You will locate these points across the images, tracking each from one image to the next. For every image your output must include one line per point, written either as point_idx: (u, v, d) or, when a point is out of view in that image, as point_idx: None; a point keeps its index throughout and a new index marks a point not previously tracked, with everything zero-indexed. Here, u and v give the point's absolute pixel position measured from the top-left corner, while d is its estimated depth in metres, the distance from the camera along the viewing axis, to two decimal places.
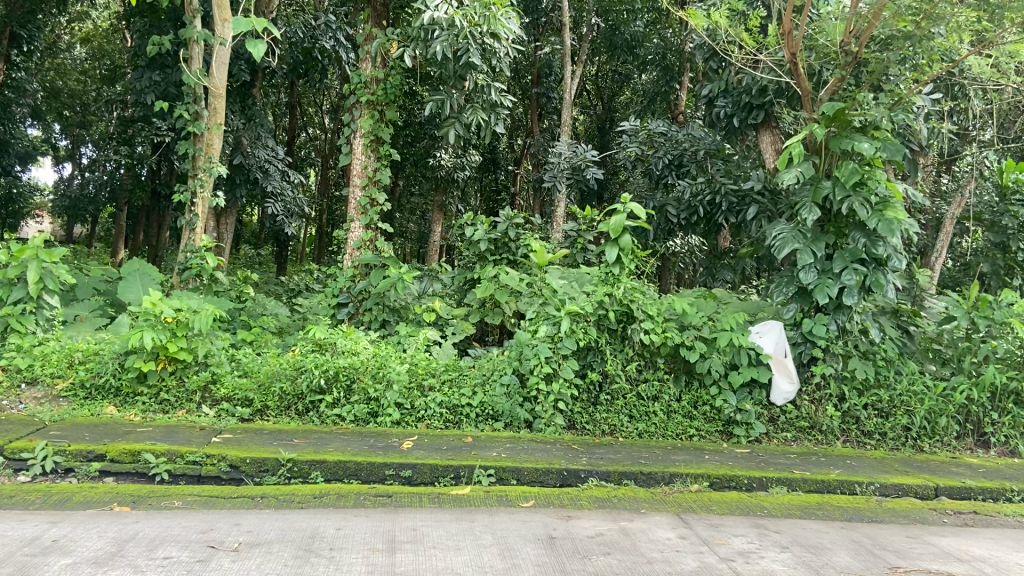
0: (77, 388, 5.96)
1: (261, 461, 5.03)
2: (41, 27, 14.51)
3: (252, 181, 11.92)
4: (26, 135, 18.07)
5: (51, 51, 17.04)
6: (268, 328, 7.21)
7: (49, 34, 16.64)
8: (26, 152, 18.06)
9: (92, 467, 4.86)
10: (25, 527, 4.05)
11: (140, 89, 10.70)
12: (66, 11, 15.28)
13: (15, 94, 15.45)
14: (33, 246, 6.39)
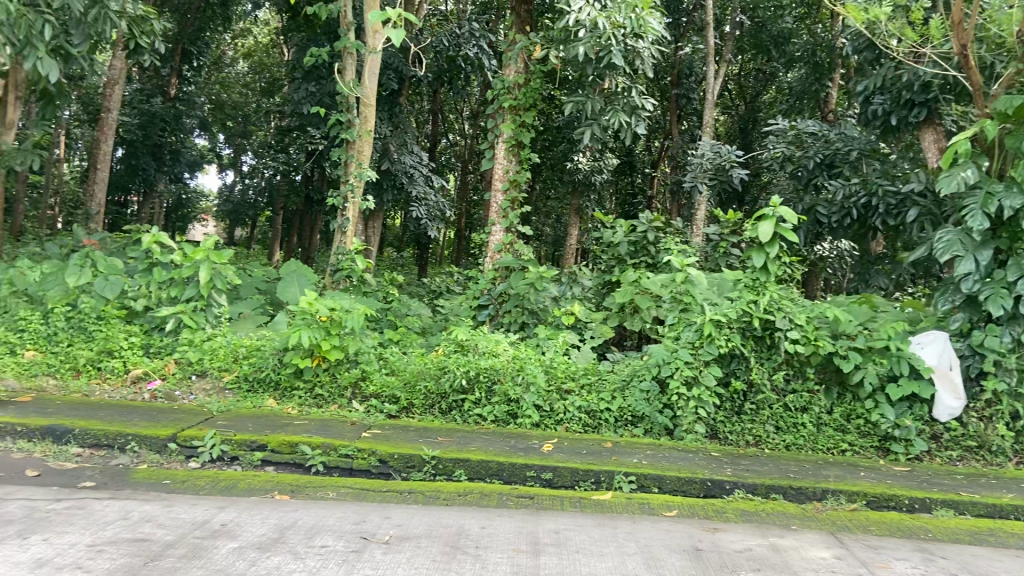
0: (241, 381, 6.40)
1: (408, 457, 5.19)
2: (209, 44, 15.67)
3: (398, 186, 12.38)
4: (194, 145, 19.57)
5: (217, 66, 18.47)
6: (412, 328, 7.45)
7: (217, 51, 18.06)
8: (194, 161, 19.54)
9: (255, 456, 5.18)
10: (197, 511, 4.36)
11: (297, 99, 11.36)
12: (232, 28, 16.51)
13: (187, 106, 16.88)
14: (205, 247, 6.86)
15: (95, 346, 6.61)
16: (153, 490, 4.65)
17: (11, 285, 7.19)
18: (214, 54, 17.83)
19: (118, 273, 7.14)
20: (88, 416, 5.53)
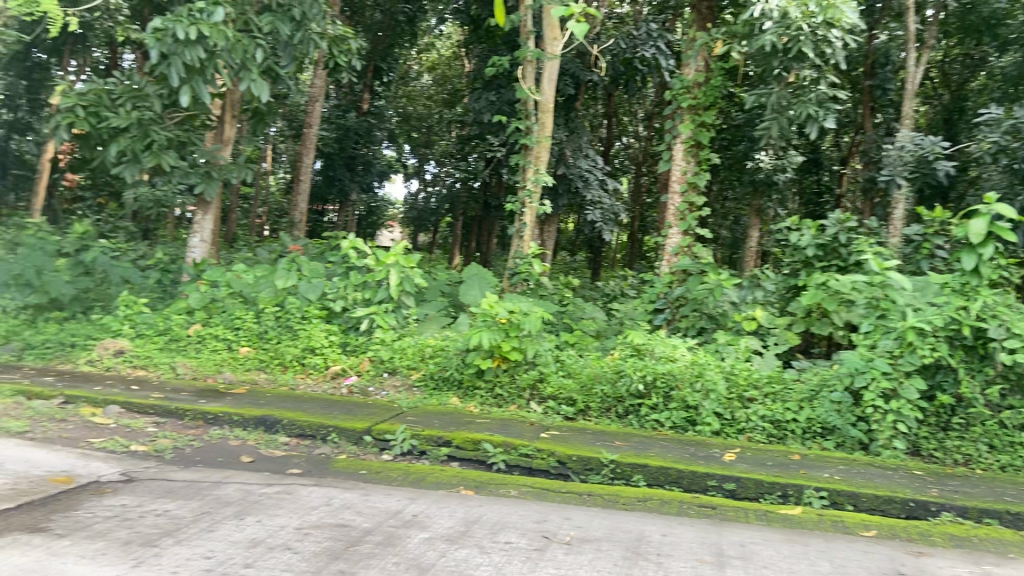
0: (428, 379, 6.74)
1: (587, 460, 5.22)
2: (397, 60, 16.64)
3: (573, 190, 12.56)
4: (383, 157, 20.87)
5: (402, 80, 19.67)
6: (588, 331, 7.48)
7: (403, 66, 19.21)
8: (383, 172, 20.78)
9: (441, 451, 5.43)
10: (391, 501, 4.61)
11: (478, 109, 11.79)
12: (417, 44, 17.46)
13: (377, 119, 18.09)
14: (395, 252, 7.48)
15: (299, 343, 7.20)
16: (352, 479, 4.99)
17: (228, 287, 7.82)
18: (400, 69, 18.96)
19: (319, 276, 7.74)
20: (295, 408, 6.03)
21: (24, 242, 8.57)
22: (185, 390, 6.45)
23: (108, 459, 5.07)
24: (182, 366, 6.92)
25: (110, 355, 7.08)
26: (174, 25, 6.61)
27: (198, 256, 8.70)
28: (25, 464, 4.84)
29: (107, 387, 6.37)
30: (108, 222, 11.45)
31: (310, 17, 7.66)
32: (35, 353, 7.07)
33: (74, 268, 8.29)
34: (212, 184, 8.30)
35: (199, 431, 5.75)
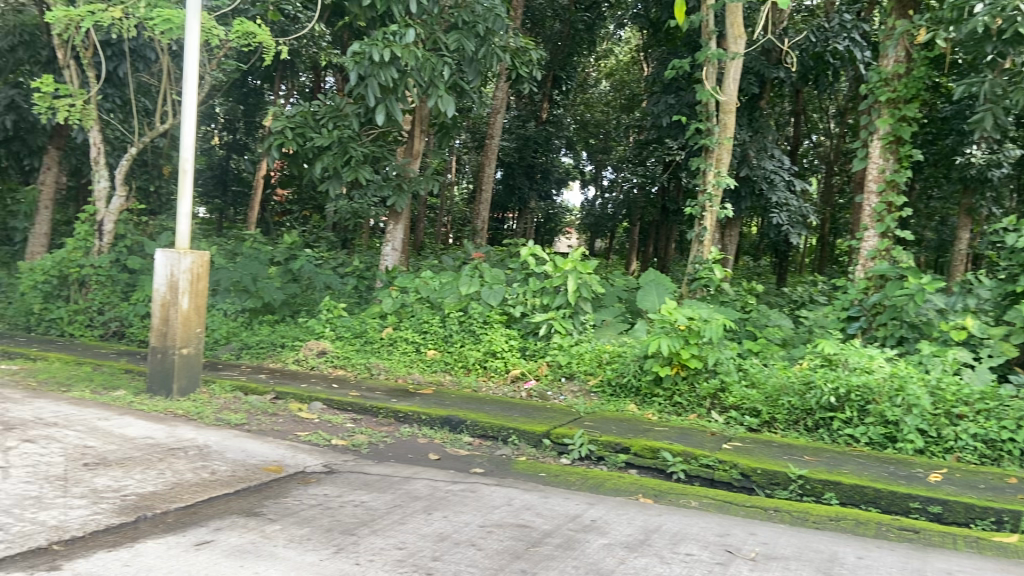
0: (606, 385, 6.76)
1: (772, 473, 4.99)
2: (576, 68, 16.85)
3: (757, 192, 12.09)
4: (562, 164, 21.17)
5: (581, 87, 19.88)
6: (773, 339, 7.13)
7: (581, 74, 19.42)
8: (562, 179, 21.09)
9: (619, 458, 5.41)
10: (570, 505, 4.65)
11: (657, 113, 11.75)
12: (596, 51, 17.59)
13: (555, 128, 18.42)
14: (573, 259, 7.66)
15: (481, 347, 7.46)
16: (532, 481, 5.09)
17: (417, 293, 8.26)
18: (579, 76, 19.20)
19: (501, 283, 7.98)
20: (477, 410, 6.26)
21: (243, 252, 9.54)
22: (378, 389, 6.89)
23: (312, 451, 5.52)
24: (377, 366, 7.39)
25: (313, 355, 7.70)
26: (370, 49, 7.14)
27: (391, 263, 9.27)
28: (242, 452, 5.38)
29: (311, 385, 6.94)
30: (312, 233, 12.47)
31: (494, 32, 7.91)
32: (251, 352, 7.84)
33: (283, 275, 9.10)
34: (402, 197, 8.78)
35: (391, 428, 6.10)
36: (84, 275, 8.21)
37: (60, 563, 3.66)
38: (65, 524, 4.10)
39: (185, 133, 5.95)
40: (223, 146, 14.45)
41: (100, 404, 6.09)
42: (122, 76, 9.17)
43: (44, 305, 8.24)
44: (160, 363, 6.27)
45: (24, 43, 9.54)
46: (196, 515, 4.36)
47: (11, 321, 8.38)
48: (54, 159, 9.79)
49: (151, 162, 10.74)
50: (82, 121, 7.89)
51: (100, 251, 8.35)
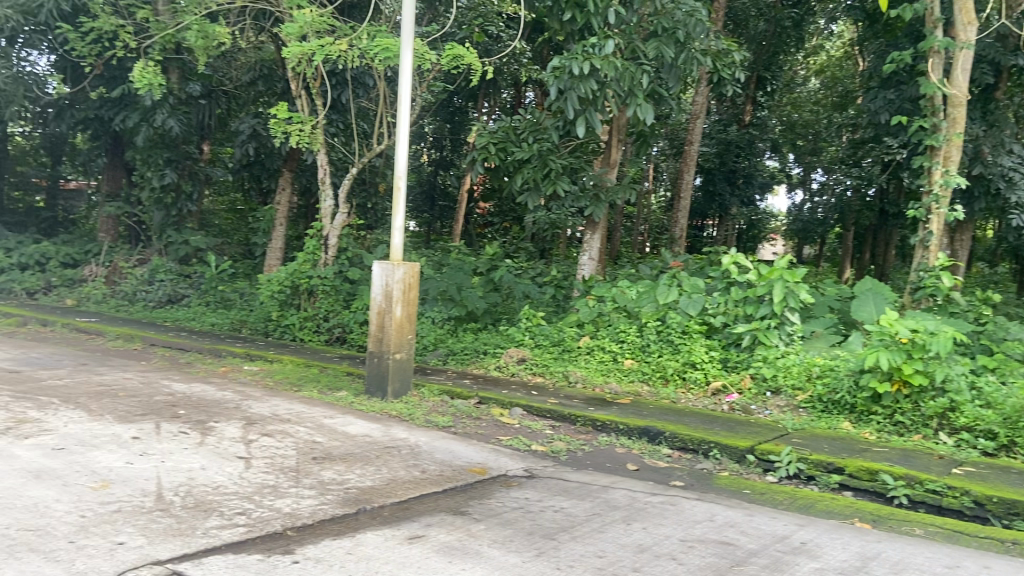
0: (817, 401, 6.37)
1: (1014, 504, 4.45)
2: (782, 67, 16.11)
3: (994, 192, 10.90)
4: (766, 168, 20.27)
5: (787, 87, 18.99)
6: (1013, 355, 6.38)
7: (787, 73, 18.53)
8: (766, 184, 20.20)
9: (832, 478, 5.09)
10: (777, 525, 4.42)
11: (873, 110, 10.95)
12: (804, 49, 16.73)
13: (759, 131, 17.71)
14: (778, 267, 7.30)
15: (681, 358, 7.33)
16: (736, 497, 4.91)
17: (614, 302, 8.26)
18: (785, 76, 18.36)
19: (700, 292, 7.77)
20: (677, 421, 6.15)
21: (449, 262, 10.04)
22: (577, 397, 6.97)
23: (514, 456, 5.69)
24: (574, 374, 7.48)
25: (514, 362, 7.93)
26: (570, 62, 7.31)
27: (588, 272, 9.35)
28: (450, 454, 5.67)
29: (512, 391, 7.16)
30: (512, 244, 12.86)
31: (694, 37, 7.77)
32: (457, 358, 8.24)
33: (486, 285, 9.47)
34: (600, 207, 8.83)
35: (589, 437, 6.16)
36: (312, 285, 8.97)
37: (292, 547, 4.06)
38: (297, 512, 4.55)
39: (399, 153, 6.41)
40: (430, 163, 15.30)
41: (325, 403, 6.67)
42: (345, 102, 10.00)
43: (279, 312, 9.15)
44: (376, 367, 6.76)
45: (264, 76, 10.65)
46: (409, 511, 4.65)
47: (253, 327, 9.42)
48: (287, 181, 10.86)
49: (369, 181, 11.57)
50: (311, 145, 8.67)
51: (326, 263, 9.05)
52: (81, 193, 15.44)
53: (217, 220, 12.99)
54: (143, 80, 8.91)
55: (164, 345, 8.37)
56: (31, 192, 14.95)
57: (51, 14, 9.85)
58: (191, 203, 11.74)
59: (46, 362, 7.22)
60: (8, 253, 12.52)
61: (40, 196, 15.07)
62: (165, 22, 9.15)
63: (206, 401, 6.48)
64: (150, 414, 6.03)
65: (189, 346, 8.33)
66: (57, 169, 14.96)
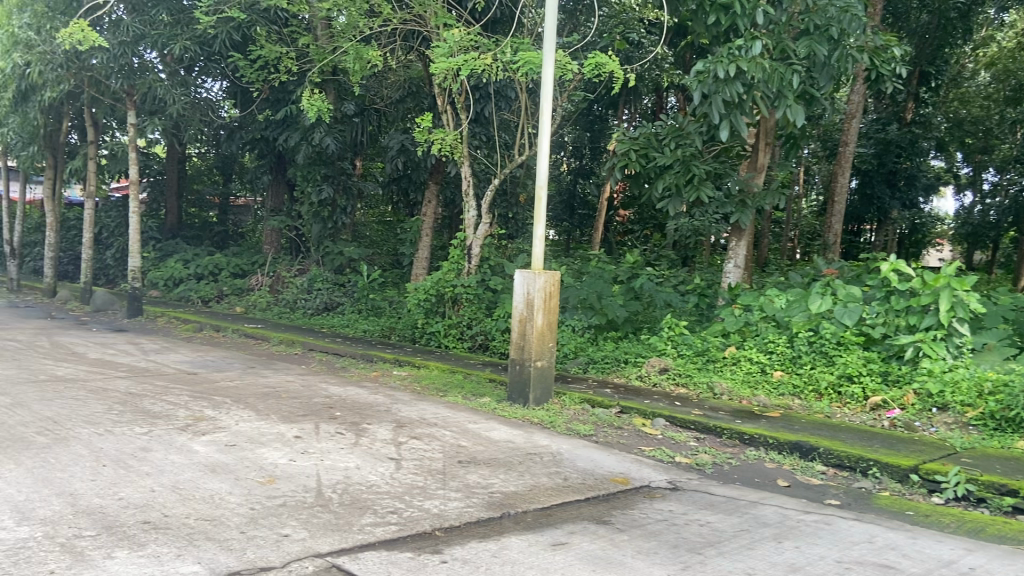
0: (989, 419, 5.93)
1: None
2: (948, 60, 15.02)
3: None
4: (931, 168, 18.89)
5: (954, 80, 17.68)
6: None
7: (955, 65, 17.24)
8: (931, 184, 18.83)
9: (1006, 501, 4.68)
10: (943, 549, 4.12)
11: None
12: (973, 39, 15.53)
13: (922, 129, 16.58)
14: (946, 275, 6.81)
15: (835, 370, 6.99)
16: (896, 518, 4.62)
17: (762, 311, 7.98)
18: (953, 69, 17.10)
19: (856, 301, 7.36)
20: (831, 436, 5.86)
21: (589, 271, 10.04)
22: (723, 409, 6.78)
23: (657, 467, 5.62)
24: (719, 386, 7.27)
25: (656, 372, 7.82)
26: (715, 66, 7.20)
27: (733, 280, 9.09)
28: (592, 463, 5.67)
29: (655, 401, 7.06)
30: (653, 251, 12.68)
31: (849, 33, 7.38)
32: (597, 367, 8.22)
33: (626, 294, 9.38)
34: (746, 213, 8.54)
35: (736, 450, 5.98)
36: (457, 294, 9.22)
37: (441, 547, 4.20)
38: (445, 513, 4.70)
39: (541, 163, 6.49)
40: (570, 172, 15.42)
41: (470, 408, 6.84)
42: (488, 115, 10.27)
43: (425, 320, 9.46)
44: (517, 375, 6.87)
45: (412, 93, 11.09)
46: (552, 518, 4.69)
47: (401, 334, 9.80)
48: (433, 193, 11.23)
49: (510, 191, 11.73)
50: (455, 156, 8.95)
51: (469, 271, 9.35)
52: (248, 209, 16.82)
53: (369, 231, 13.62)
54: (311, 106, 9.60)
55: (321, 350, 8.87)
56: (206, 208, 16.30)
57: (224, 44, 10.68)
58: (345, 216, 12.35)
59: (218, 364, 7.84)
60: (187, 265, 13.75)
61: (213, 212, 16.40)
62: (324, 47, 9.71)
63: (359, 404, 6.81)
64: (309, 415, 6.41)
65: (343, 351, 8.78)
66: (228, 186, 16.23)
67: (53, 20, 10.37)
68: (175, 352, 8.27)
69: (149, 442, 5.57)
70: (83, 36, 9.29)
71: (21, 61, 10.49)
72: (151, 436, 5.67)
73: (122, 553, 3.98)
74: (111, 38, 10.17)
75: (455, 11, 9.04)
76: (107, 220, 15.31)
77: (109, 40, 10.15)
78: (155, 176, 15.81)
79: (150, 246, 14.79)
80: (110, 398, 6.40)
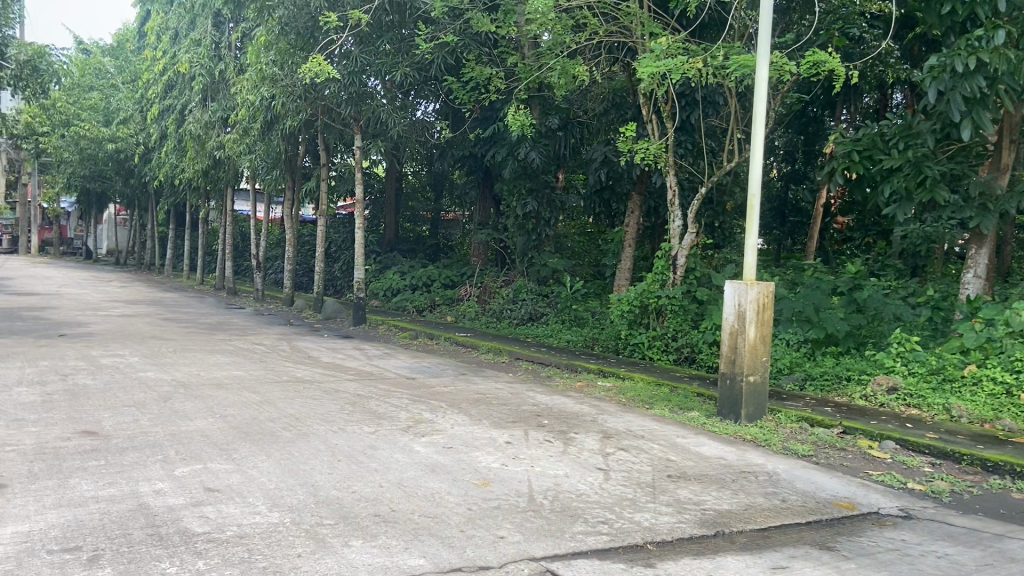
0: None
1: None
2: None
3: None
4: None
5: None
6: None
7: None
8: None
9: None
10: None
11: None
12: None
13: None
14: None
15: None
16: None
17: (1007, 326, 7.27)
18: None
19: None
20: None
21: (804, 281, 9.51)
22: (964, 433, 6.18)
23: (885, 492, 5.22)
24: (958, 408, 6.62)
25: (882, 391, 7.26)
26: (952, 60, 6.61)
27: (972, 292, 8.28)
28: (812, 484, 5.37)
29: (881, 422, 6.56)
30: (874, 260, 11.83)
31: None
32: (816, 385, 7.72)
33: (847, 306, 8.86)
34: (989, 217, 7.73)
35: (979, 479, 5.44)
36: (661, 305, 9.13)
37: (654, 561, 4.17)
38: (656, 527, 4.64)
39: (754, 170, 6.27)
40: (781, 177, 14.92)
41: (678, 422, 6.73)
42: (695, 123, 10.12)
43: (629, 330, 9.40)
44: (729, 390, 6.66)
45: (617, 104, 11.17)
46: (770, 540, 4.50)
47: (605, 344, 9.84)
48: (636, 204, 11.19)
49: (717, 199, 11.31)
50: (661, 165, 8.89)
51: (674, 283, 9.21)
52: (457, 223, 17.29)
53: (570, 242, 13.83)
54: (516, 121, 9.97)
55: (528, 359, 9.12)
56: (419, 222, 17.33)
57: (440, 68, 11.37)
58: (549, 228, 12.63)
59: (434, 370, 8.30)
60: (404, 276, 14.74)
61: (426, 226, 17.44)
62: (530, 65, 10.14)
63: (567, 413, 6.92)
64: (519, 422, 6.61)
65: (549, 360, 8.96)
66: (439, 202, 17.14)
67: (293, 56, 11.50)
68: (395, 357, 8.87)
69: (376, 441, 6.00)
70: (320, 69, 10.24)
71: (268, 93, 11.84)
72: (378, 435, 6.11)
73: (357, 542, 4.31)
74: (342, 70, 11.13)
75: (661, 19, 9.09)
76: (335, 235, 16.83)
77: (339, 71, 11.12)
78: (375, 194, 17.11)
79: (371, 259, 16.00)
80: (342, 399, 6.97)
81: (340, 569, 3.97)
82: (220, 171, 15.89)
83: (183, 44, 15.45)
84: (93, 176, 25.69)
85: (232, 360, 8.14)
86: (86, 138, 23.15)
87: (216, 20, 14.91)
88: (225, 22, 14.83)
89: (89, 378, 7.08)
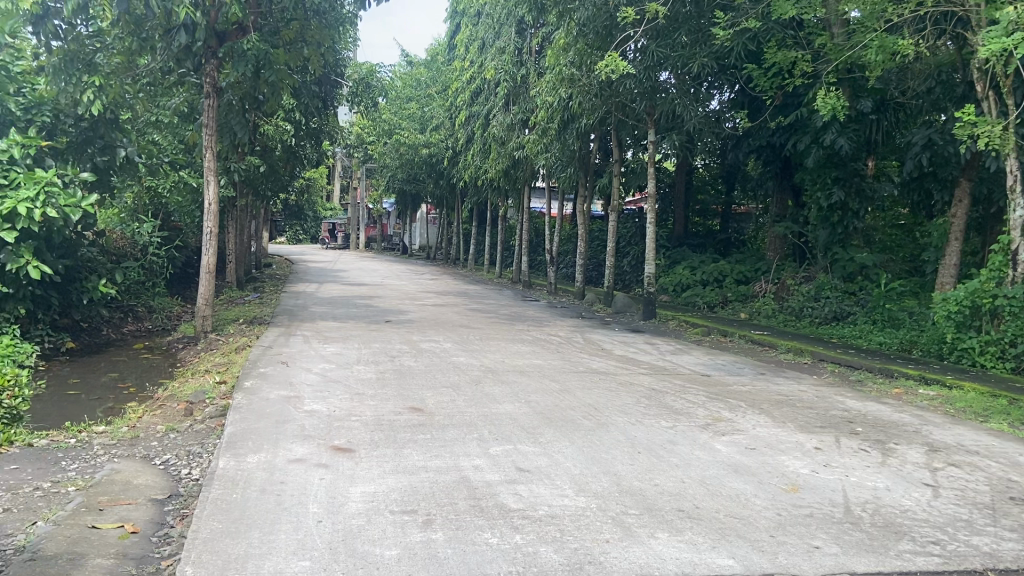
0: None
1: None
2: None
3: None
4: None
5: None
6: None
7: None
8: None
9: None
10: None
11: None
12: None
13: None
14: None
15: None
16: None
17: None
18: None
19: None
20: None
21: None
22: None
23: None
24: None
25: None
26: None
27: None
28: None
29: None
30: None
31: None
32: None
33: None
34: None
35: None
36: (997, 306, 8.10)
37: None
38: (999, 554, 4.07)
39: None
40: None
41: (1021, 440, 5.89)
42: None
43: (956, 334, 8.46)
44: None
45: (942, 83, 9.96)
46: None
47: (925, 348, 8.92)
48: (965, 191, 9.93)
49: None
50: (1005, 149, 7.90)
51: (1014, 280, 8.16)
52: (750, 216, 16.78)
53: (880, 235, 12.77)
54: (825, 104, 9.57)
55: (834, 361, 8.52)
56: (709, 217, 17.05)
57: (740, 54, 11.14)
58: (858, 220, 11.88)
59: (731, 369, 8.07)
60: (694, 270, 14.62)
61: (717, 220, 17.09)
62: (840, 44, 9.75)
63: (884, 422, 6.34)
64: (829, 428, 6.18)
65: (858, 363, 8.31)
66: (730, 195, 16.67)
67: (592, 55, 11.74)
68: (689, 353, 8.77)
69: (675, 436, 5.96)
70: (616, 66, 10.40)
71: (566, 94, 12.37)
72: (677, 430, 6.07)
73: (664, 535, 4.28)
74: (639, 65, 11.25)
75: None
76: (624, 230, 17.15)
77: (636, 67, 11.24)
78: (666, 189, 17.19)
79: (660, 254, 16.04)
80: (638, 392, 7.03)
81: (648, 559, 3.97)
82: (520, 170, 17.10)
83: (489, 53, 16.62)
84: (410, 179, 28.75)
85: (532, 349, 8.59)
86: (406, 144, 26.01)
87: (519, 27, 15.79)
88: (528, 29, 15.66)
89: (413, 361, 7.87)
